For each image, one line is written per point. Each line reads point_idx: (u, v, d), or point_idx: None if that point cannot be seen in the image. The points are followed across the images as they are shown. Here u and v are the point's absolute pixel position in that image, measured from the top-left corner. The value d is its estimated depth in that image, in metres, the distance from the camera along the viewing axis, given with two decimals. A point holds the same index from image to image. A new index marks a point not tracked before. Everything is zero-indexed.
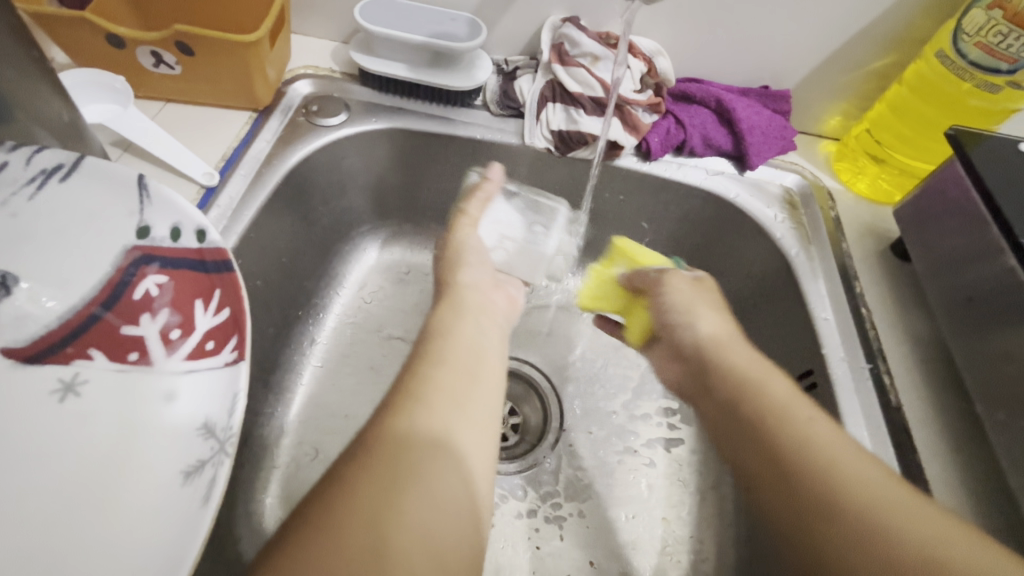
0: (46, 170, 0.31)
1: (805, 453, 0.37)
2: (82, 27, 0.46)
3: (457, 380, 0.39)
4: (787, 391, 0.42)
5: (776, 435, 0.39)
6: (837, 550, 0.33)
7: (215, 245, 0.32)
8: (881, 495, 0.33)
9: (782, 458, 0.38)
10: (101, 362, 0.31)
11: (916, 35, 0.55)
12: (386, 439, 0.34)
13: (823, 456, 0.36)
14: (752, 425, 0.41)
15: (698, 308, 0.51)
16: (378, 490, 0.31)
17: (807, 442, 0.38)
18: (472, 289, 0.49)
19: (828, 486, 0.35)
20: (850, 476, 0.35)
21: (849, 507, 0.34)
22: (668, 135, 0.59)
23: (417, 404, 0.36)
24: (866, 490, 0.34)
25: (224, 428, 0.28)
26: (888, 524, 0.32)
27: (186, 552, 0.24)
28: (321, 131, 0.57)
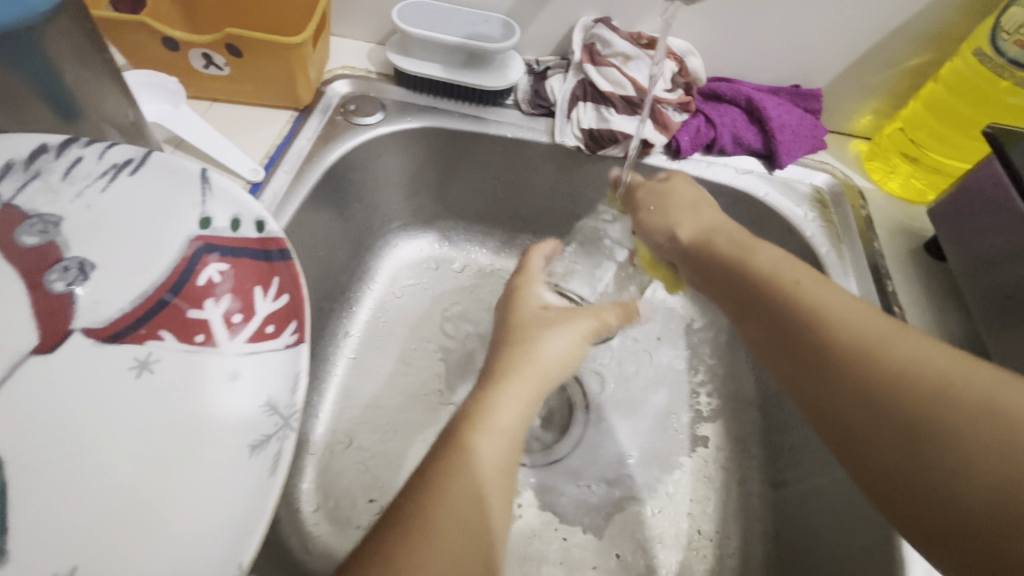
0: (117, 165, 0.34)
1: (814, 314, 0.34)
2: (140, 31, 0.49)
3: (509, 457, 0.36)
4: (776, 254, 0.38)
5: (785, 301, 0.35)
6: (835, 399, 0.31)
7: (275, 236, 0.33)
8: (899, 345, 0.30)
9: (792, 319, 0.34)
10: (170, 343, 0.33)
11: (952, 34, 0.55)
12: (459, 470, 0.34)
13: (816, 311, 0.33)
14: (762, 307, 0.36)
15: (679, 203, 0.48)
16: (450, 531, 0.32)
17: (808, 303, 0.34)
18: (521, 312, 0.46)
19: (843, 339, 0.32)
20: (847, 325, 0.32)
21: (865, 360, 0.31)
22: (698, 134, 0.59)
23: (490, 437, 0.36)
24: (878, 341, 0.31)
25: (288, 405, 0.29)
26: (910, 370, 0.29)
27: (258, 518, 0.26)
28: (359, 130, 0.59)
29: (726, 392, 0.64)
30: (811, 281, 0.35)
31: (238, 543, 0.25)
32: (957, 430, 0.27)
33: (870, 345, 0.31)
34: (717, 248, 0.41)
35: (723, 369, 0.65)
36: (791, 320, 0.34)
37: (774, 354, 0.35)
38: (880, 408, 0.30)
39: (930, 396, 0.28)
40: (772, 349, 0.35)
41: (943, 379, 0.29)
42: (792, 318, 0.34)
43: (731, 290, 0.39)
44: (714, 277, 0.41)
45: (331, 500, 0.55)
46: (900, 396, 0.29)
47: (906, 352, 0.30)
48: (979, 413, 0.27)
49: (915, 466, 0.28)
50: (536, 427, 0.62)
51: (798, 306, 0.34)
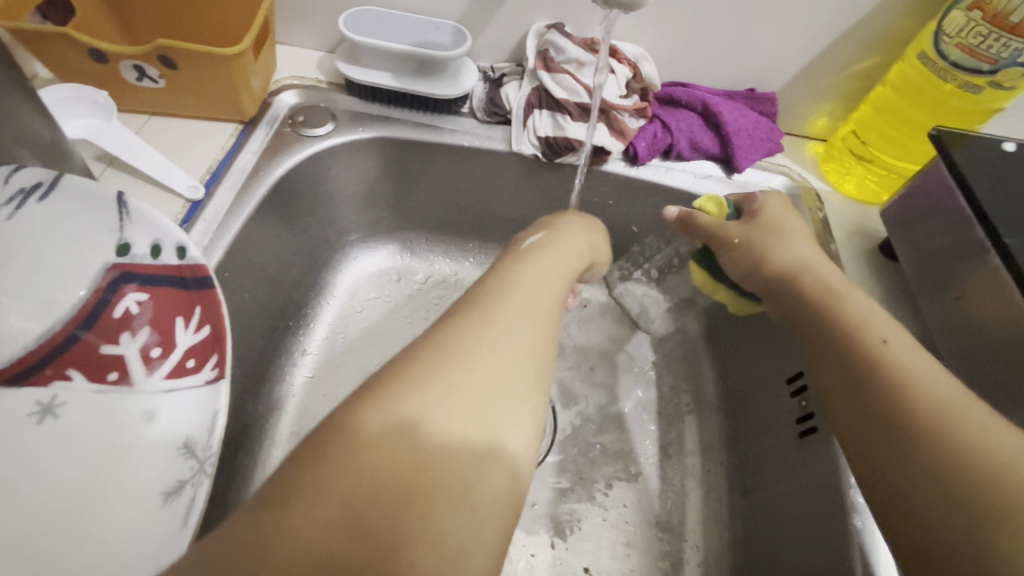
0: (24, 189, 0.30)
1: (896, 375, 0.36)
2: (64, 43, 0.46)
3: (508, 389, 0.29)
4: (868, 306, 0.41)
5: (863, 361, 0.38)
6: (906, 467, 0.33)
7: (195, 262, 0.31)
8: (975, 418, 0.32)
9: (875, 376, 0.37)
10: (79, 383, 0.31)
11: (898, 37, 0.55)
12: (423, 421, 0.26)
13: (902, 372, 0.36)
14: (850, 363, 0.38)
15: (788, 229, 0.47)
16: (415, 466, 0.25)
17: (899, 363, 0.36)
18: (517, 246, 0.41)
19: (920, 405, 0.34)
20: (929, 392, 0.34)
21: (935, 425, 0.33)
22: (655, 140, 0.59)
23: (464, 397, 0.27)
24: (951, 409, 0.33)
25: (204, 448, 0.28)
26: (973, 441, 0.31)
27: (166, 572, 0.25)
28: (308, 141, 0.57)
29: (692, 397, 0.63)
30: (901, 342, 0.38)
31: None
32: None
33: (949, 417, 0.33)
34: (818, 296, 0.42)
35: (689, 375, 0.65)
36: (869, 376, 0.37)
37: (846, 406, 0.37)
38: (939, 469, 0.32)
39: (989, 479, 0.30)
40: (841, 403, 0.38)
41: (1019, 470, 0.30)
42: (871, 372, 0.37)
43: (823, 339, 0.41)
44: (806, 325, 0.43)
45: None
46: (963, 474, 0.31)
47: (985, 431, 0.32)
48: None
49: (971, 526, 0.30)
50: None
51: (887, 366, 0.36)
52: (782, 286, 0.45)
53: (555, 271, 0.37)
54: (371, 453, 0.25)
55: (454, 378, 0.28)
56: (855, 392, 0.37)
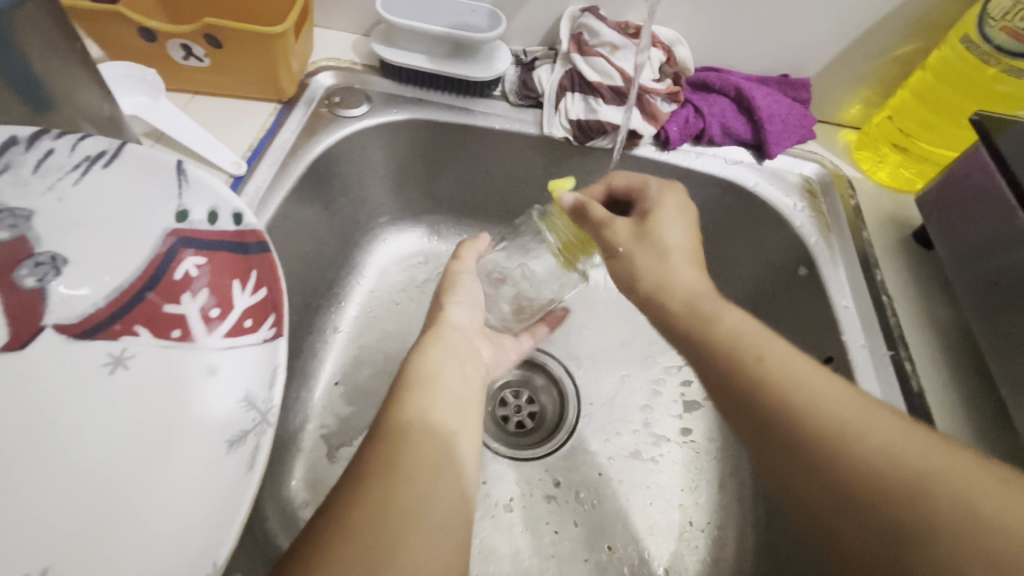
0: (90, 157, 0.33)
1: (796, 399, 0.35)
2: (117, 22, 0.48)
3: (452, 404, 0.43)
4: (741, 320, 0.40)
5: (769, 391, 0.36)
6: (818, 506, 0.33)
7: (252, 228, 0.33)
8: (855, 423, 0.34)
9: (776, 408, 0.36)
10: (146, 338, 0.32)
11: (941, 21, 0.55)
12: (402, 433, 0.38)
13: (793, 394, 0.36)
14: (737, 398, 0.38)
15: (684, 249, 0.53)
16: (402, 478, 0.35)
17: (789, 387, 0.36)
18: (455, 283, 0.53)
19: (818, 434, 0.34)
20: (818, 410, 0.35)
21: (838, 446, 0.33)
22: (687, 124, 0.59)
23: (439, 394, 0.43)
24: (843, 422, 0.34)
25: (266, 401, 0.29)
26: (859, 447, 0.33)
27: (235, 514, 0.26)
28: (344, 122, 0.58)
29: None
30: (787, 358, 0.38)
31: (212, 543, 0.25)
32: (940, 532, 0.28)
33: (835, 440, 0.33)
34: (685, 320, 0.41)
35: None
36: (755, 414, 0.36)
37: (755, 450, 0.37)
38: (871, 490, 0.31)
39: (898, 497, 0.30)
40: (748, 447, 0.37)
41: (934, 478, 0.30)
42: (753, 407, 0.37)
43: (711, 374, 0.39)
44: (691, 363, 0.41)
45: (320, 497, 0.55)
46: (876, 505, 0.31)
47: (873, 439, 0.32)
48: (963, 510, 0.28)
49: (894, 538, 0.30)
50: (529, 420, 0.63)
51: (772, 390, 0.36)
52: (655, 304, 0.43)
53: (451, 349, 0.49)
54: (381, 466, 0.36)
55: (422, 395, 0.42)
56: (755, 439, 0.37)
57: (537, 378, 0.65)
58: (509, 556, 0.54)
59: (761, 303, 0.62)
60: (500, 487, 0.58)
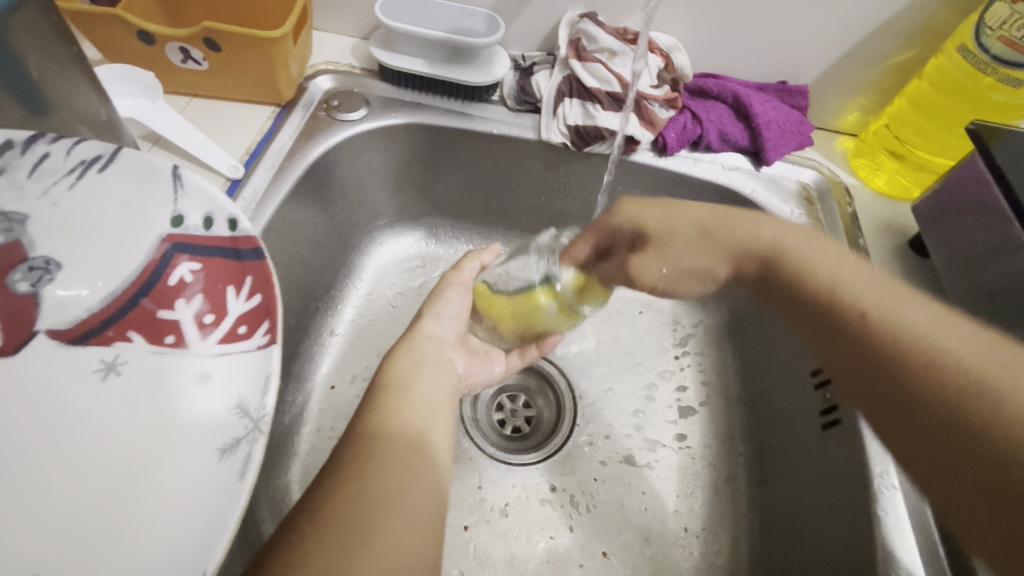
0: (85, 161, 0.33)
1: (821, 301, 0.42)
2: (115, 25, 0.48)
3: (426, 410, 0.43)
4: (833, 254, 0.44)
5: (806, 281, 0.43)
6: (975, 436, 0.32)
7: (247, 234, 0.33)
8: (955, 346, 0.35)
9: (822, 309, 0.42)
10: (139, 344, 0.32)
11: (937, 30, 0.55)
12: (384, 433, 0.39)
13: (881, 318, 0.39)
14: (835, 326, 0.41)
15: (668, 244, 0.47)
16: (377, 471, 0.36)
17: (881, 317, 0.39)
18: (440, 295, 0.53)
19: (894, 348, 0.37)
20: (917, 333, 0.37)
21: (896, 344, 0.37)
22: (684, 130, 0.59)
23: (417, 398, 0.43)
24: (940, 343, 0.36)
25: (258, 408, 0.29)
26: (942, 349, 0.36)
27: (225, 523, 0.26)
28: (342, 125, 0.58)
29: (713, 388, 0.64)
30: (867, 288, 0.41)
31: (204, 549, 0.25)
32: (965, 421, 0.33)
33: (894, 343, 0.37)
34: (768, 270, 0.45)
35: (711, 368, 0.65)
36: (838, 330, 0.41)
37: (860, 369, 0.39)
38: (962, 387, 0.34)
39: (947, 396, 0.34)
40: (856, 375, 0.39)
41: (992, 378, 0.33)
42: (836, 328, 0.41)
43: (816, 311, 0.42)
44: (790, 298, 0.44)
45: None
46: (945, 419, 0.34)
47: (963, 355, 0.35)
48: (1014, 413, 0.31)
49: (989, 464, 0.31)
50: (525, 424, 0.63)
51: (875, 327, 0.39)
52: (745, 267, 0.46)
53: (423, 357, 0.47)
54: (361, 458, 0.36)
55: (398, 400, 0.42)
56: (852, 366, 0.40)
57: (534, 382, 0.65)
58: (503, 562, 0.54)
59: None
60: (495, 492, 0.57)
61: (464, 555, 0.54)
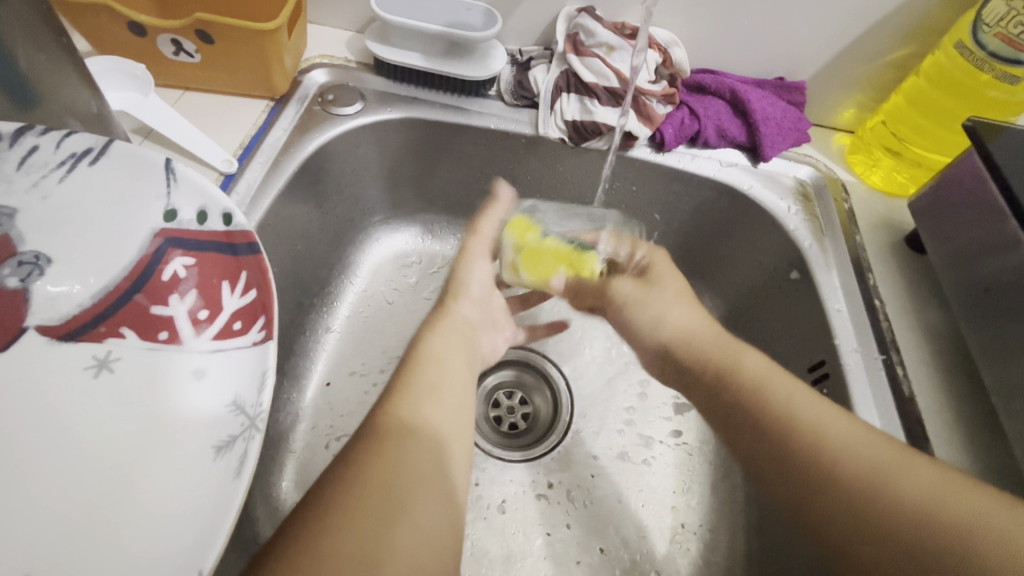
0: (76, 154, 0.32)
1: (830, 463, 0.37)
2: (105, 16, 0.47)
3: (454, 400, 0.42)
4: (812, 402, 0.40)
5: (807, 459, 0.38)
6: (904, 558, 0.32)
7: (242, 228, 0.32)
8: (877, 460, 0.36)
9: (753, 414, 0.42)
10: (132, 340, 0.32)
11: (935, 26, 0.55)
12: (395, 431, 0.37)
13: (820, 439, 0.38)
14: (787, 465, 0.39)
15: (654, 304, 0.54)
16: (398, 458, 0.35)
17: (825, 438, 0.38)
18: (465, 275, 0.53)
19: (905, 512, 0.33)
20: (859, 462, 0.36)
21: (873, 488, 0.35)
22: (682, 126, 0.59)
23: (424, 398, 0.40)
24: (876, 464, 0.36)
25: (254, 405, 0.29)
26: (900, 496, 0.34)
27: (223, 520, 0.26)
28: (337, 120, 0.58)
29: None
30: (858, 439, 0.37)
31: (199, 549, 0.25)
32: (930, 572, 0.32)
33: (885, 483, 0.35)
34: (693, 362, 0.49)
35: None
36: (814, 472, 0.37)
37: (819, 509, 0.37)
38: (919, 532, 0.33)
39: (895, 525, 0.33)
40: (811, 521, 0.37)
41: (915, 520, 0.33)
42: (799, 446, 0.39)
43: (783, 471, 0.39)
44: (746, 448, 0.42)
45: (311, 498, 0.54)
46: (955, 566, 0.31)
47: (913, 491, 0.34)
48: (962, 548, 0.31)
49: None
50: (522, 421, 0.62)
51: (830, 447, 0.37)
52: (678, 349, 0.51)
53: (458, 335, 0.49)
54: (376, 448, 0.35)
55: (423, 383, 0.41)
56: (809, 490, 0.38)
57: (531, 379, 0.65)
58: (500, 559, 0.54)
59: (755, 306, 0.62)
60: (493, 489, 0.57)
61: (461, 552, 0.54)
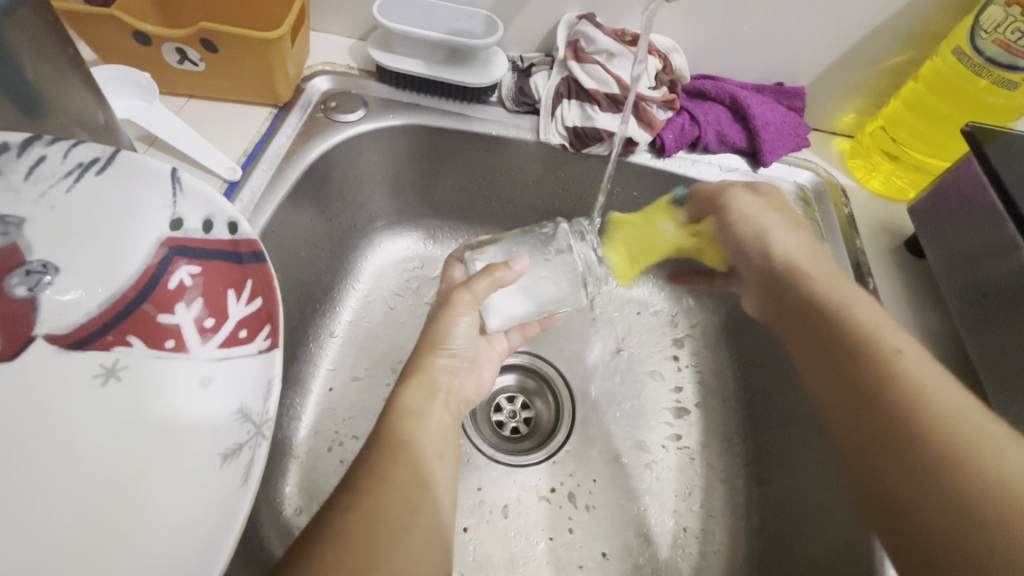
0: (83, 164, 0.32)
1: (925, 413, 0.39)
2: (111, 25, 0.47)
3: (439, 436, 0.42)
4: (918, 355, 0.42)
5: (870, 394, 0.41)
6: (957, 503, 0.35)
7: (247, 237, 0.33)
8: (971, 425, 0.37)
9: (856, 360, 0.43)
10: (139, 349, 0.32)
11: (933, 32, 0.55)
12: (399, 449, 0.39)
13: (912, 390, 0.40)
14: (861, 385, 0.42)
15: (775, 230, 0.53)
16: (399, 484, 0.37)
17: (915, 382, 0.40)
18: (439, 330, 0.46)
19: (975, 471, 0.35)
20: (942, 412, 0.38)
21: (960, 452, 0.36)
22: (683, 132, 0.59)
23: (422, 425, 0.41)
24: (961, 426, 0.37)
25: (260, 413, 0.29)
26: (979, 460, 0.35)
27: (229, 528, 0.26)
28: (340, 126, 0.58)
29: (710, 389, 0.64)
30: (947, 393, 0.39)
31: (206, 557, 0.25)
32: (985, 518, 0.34)
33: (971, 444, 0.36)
34: (820, 303, 0.48)
35: (709, 369, 0.65)
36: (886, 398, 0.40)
37: (884, 444, 0.40)
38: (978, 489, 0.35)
39: (951, 479, 0.36)
40: (852, 430, 0.42)
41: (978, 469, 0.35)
42: (870, 375, 0.42)
43: (851, 384, 0.43)
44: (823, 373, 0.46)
45: (314, 503, 0.54)
46: (994, 517, 0.34)
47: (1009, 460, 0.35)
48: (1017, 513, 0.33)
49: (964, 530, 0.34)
50: (524, 425, 0.63)
51: (920, 397, 0.39)
52: (784, 269, 0.52)
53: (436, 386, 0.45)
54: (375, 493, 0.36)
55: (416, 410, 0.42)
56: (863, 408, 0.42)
57: (533, 384, 0.65)
58: (503, 563, 0.54)
59: None
60: (495, 493, 0.57)
61: (464, 557, 0.54)
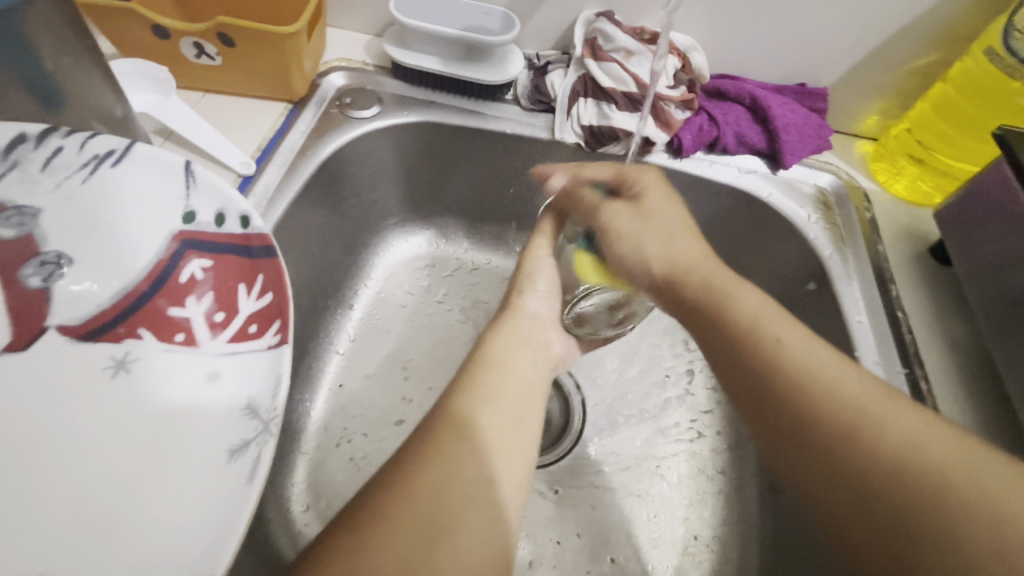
0: (98, 156, 0.33)
1: (839, 423, 0.32)
2: (130, 19, 0.48)
3: (519, 395, 0.39)
4: (801, 337, 0.36)
5: (763, 387, 0.35)
6: (884, 504, 0.30)
7: (259, 232, 0.33)
8: (872, 408, 0.32)
9: (732, 342, 0.37)
10: (150, 341, 0.32)
11: (963, 32, 0.54)
12: (454, 423, 0.35)
13: (806, 379, 0.34)
14: (748, 376, 0.36)
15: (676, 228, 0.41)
16: (457, 457, 0.33)
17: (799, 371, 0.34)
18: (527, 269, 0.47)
19: (886, 470, 0.30)
20: (840, 398, 0.33)
21: (855, 433, 0.32)
22: (701, 132, 0.58)
23: (486, 405, 0.36)
24: (866, 411, 0.32)
25: (269, 410, 0.29)
26: (885, 442, 0.31)
27: (235, 524, 0.26)
28: (354, 123, 0.58)
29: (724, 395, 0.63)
30: (841, 376, 0.34)
31: (209, 554, 0.25)
32: (928, 517, 0.28)
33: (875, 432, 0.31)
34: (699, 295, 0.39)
35: None
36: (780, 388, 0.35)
37: (796, 446, 0.33)
38: (898, 481, 0.30)
39: (883, 477, 0.30)
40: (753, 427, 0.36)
41: (903, 461, 0.30)
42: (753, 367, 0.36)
43: (735, 375, 0.37)
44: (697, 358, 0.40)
45: (321, 500, 0.54)
46: (923, 507, 0.29)
47: (905, 438, 0.31)
48: (952, 505, 0.28)
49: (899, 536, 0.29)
50: None
51: (812, 386, 0.34)
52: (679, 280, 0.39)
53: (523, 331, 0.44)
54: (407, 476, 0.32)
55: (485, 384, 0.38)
56: (763, 405, 0.35)
57: None
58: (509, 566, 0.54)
59: None
60: None
61: None
